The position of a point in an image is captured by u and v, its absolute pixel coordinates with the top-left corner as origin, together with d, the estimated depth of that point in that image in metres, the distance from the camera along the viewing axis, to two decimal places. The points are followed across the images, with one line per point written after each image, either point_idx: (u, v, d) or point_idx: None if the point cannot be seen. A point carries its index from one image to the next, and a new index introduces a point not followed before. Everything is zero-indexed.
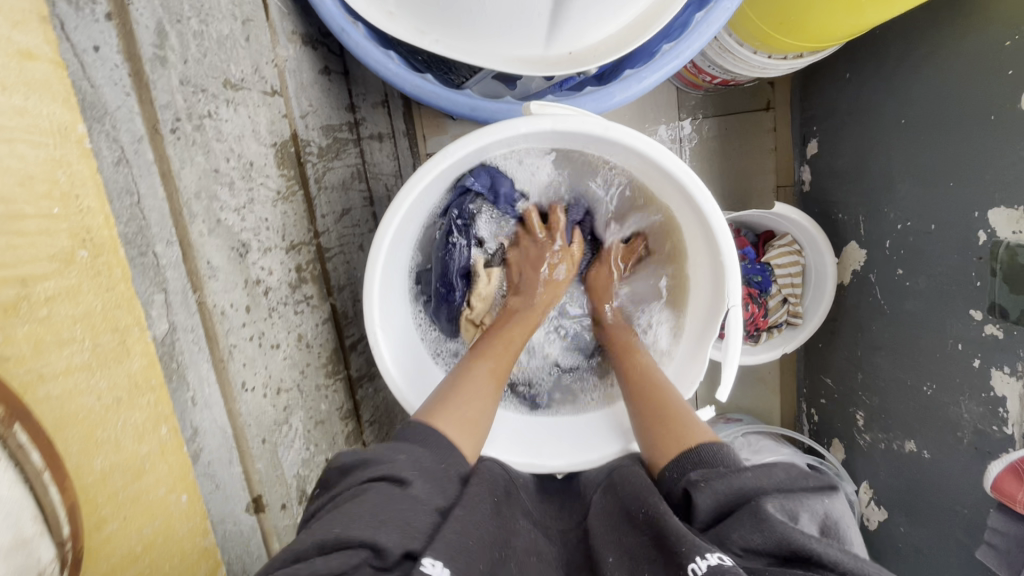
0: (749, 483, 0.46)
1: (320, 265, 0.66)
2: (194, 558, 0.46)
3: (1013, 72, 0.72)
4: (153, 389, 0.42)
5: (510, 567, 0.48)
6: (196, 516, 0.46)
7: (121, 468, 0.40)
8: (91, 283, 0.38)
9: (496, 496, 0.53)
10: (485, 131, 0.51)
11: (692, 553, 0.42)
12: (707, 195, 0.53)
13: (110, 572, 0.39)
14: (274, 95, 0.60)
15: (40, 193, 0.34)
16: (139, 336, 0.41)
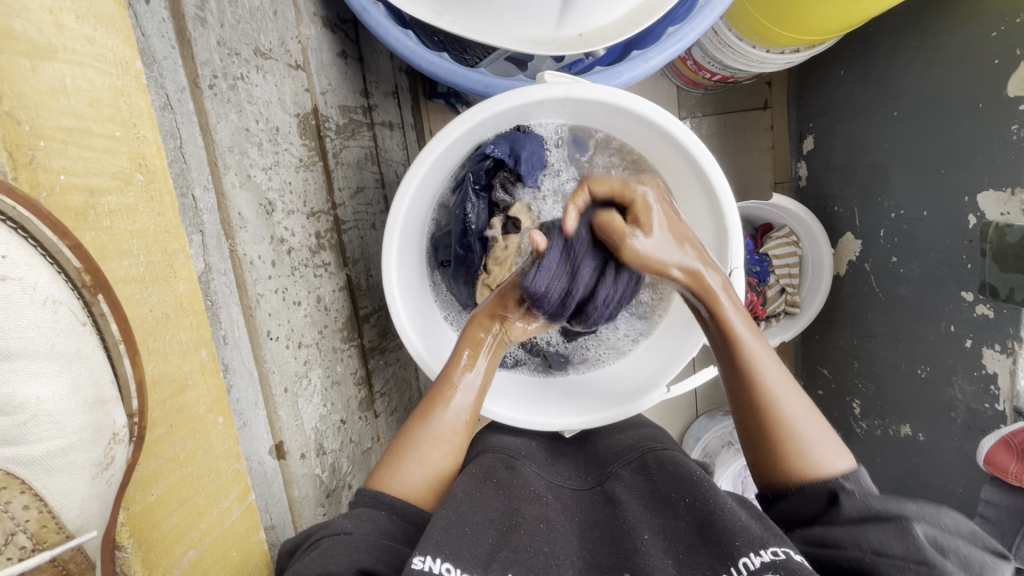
0: (904, 509, 0.46)
1: (337, 235, 0.69)
2: (228, 478, 0.49)
3: (1000, 60, 0.75)
4: (195, 309, 0.45)
5: (520, 532, 0.52)
6: (231, 440, 0.49)
7: (168, 379, 0.43)
8: (146, 206, 0.41)
9: (494, 481, 0.58)
10: (501, 98, 0.53)
11: (746, 548, 0.46)
12: (710, 162, 0.55)
13: (156, 472, 0.42)
14: (298, 69, 0.63)
15: (105, 116, 0.38)
16: (185, 262, 0.44)
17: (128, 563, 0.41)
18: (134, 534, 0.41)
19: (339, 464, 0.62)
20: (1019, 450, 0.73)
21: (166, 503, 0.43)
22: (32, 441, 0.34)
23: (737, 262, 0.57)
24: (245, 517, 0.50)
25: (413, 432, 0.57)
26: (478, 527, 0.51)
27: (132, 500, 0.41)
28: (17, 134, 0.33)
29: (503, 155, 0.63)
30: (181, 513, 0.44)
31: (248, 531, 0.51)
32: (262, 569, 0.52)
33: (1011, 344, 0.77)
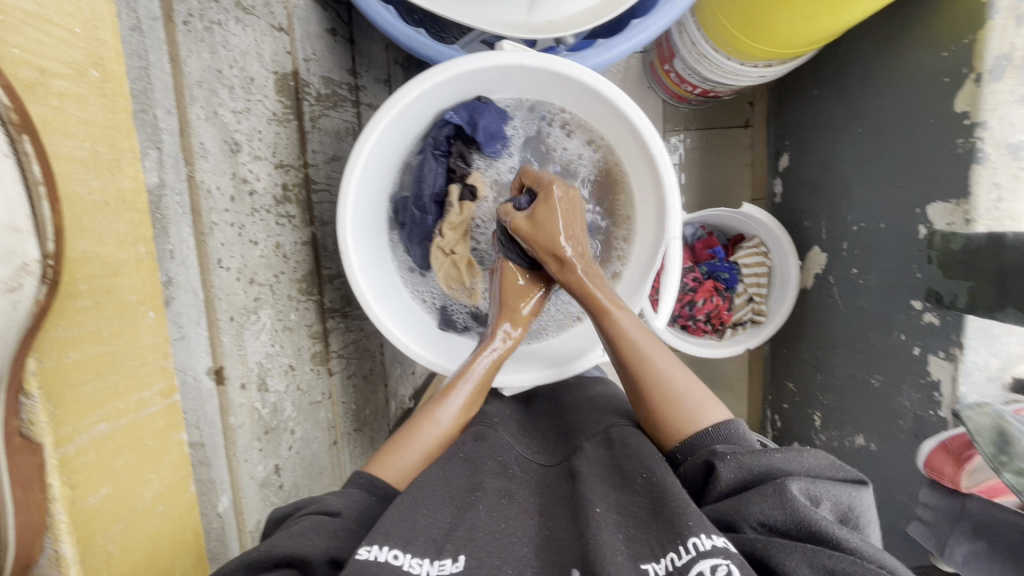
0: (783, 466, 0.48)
1: (306, 193, 0.72)
2: (153, 372, 0.49)
3: (948, 78, 0.78)
4: (137, 207, 0.47)
5: (479, 508, 0.53)
6: (160, 335, 0.49)
7: (101, 259, 0.44)
8: (98, 99, 0.43)
9: (459, 457, 0.59)
10: (461, 61, 0.57)
11: (698, 529, 0.45)
12: (654, 138, 0.59)
13: (77, 338, 0.42)
14: (282, 32, 0.67)
15: (67, 11, 0.40)
16: (131, 162, 0.46)
17: (37, 415, 0.39)
18: (46, 386, 0.40)
19: (282, 405, 0.63)
20: (956, 452, 0.75)
21: (82, 371, 0.43)
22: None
23: (675, 233, 0.60)
24: (166, 415, 0.51)
25: (419, 424, 0.61)
26: (435, 510, 0.51)
27: (45, 354, 0.39)
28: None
29: (462, 122, 0.66)
30: (97, 386, 0.44)
31: (168, 428, 0.52)
32: (181, 467, 0.53)
33: (954, 351, 0.80)
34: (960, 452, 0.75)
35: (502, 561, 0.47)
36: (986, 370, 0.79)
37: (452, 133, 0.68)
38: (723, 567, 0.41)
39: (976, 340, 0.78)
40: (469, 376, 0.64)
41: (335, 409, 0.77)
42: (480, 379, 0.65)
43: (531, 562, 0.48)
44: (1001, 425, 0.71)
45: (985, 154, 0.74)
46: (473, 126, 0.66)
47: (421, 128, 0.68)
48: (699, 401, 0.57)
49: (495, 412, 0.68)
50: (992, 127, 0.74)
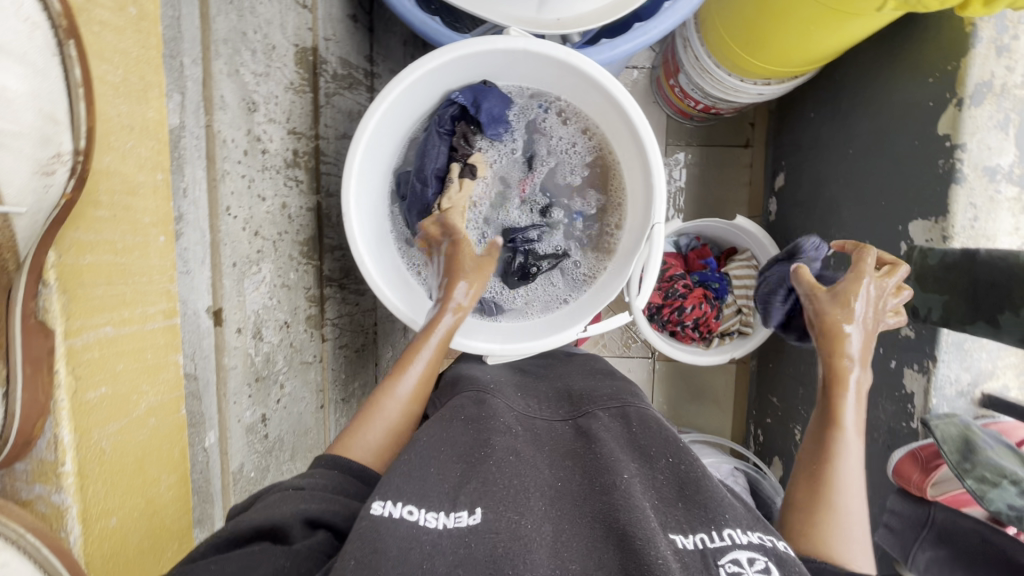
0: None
1: (315, 162, 0.75)
2: (158, 291, 0.52)
3: (933, 102, 0.82)
4: (160, 136, 0.50)
5: (490, 462, 0.55)
6: (167, 258, 0.52)
7: (120, 176, 0.48)
8: (133, 32, 0.47)
9: (461, 417, 0.62)
10: (469, 41, 0.62)
11: (733, 522, 0.49)
12: (647, 129, 0.63)
13: (93, 243, 0.46)
14: (305, 9, 0.71)
15: None
16: (157, 96, 0.49)
17: (50, 303, 0.43)
18: (60, 276, 0.44)
19: (274, 358, 0.65)
20: (924, 462, 0.76)
21: (95, 274, 0.47)
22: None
23: (659, 219, 0.64)
24: (166, 333, 0.54)
25: (378, 400, 0.61)
26: (444, 465, 0.55)
27: (64, 250, 0.44)
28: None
29: (466, 103, 0.70)
30: (106, 291, 0.48)
31: (167, 347, 0.54)
32: (174, 388, 0.55)
33: (927, 364, 0.82)
34: (928, 462, 0.76)
35: (519, 514, 0.49)
36: (957, 384, 0.81)
37: (457, 113, 0.71)
38: (763, 561, 0.46)
39: (949, 354, 0.80)
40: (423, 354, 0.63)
41: (324, 375, 0.80)
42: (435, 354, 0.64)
43: (547, 513, 0.50)
44: (966, 435, 0.73)
45: (963, 175, 0.78)
46: (477, 108, 0.70)
47: (429, 107, 0.72)
48: (862, 545, 0.54)
49: (491, 377, 0.71)
50: (971, 149, 0.78)
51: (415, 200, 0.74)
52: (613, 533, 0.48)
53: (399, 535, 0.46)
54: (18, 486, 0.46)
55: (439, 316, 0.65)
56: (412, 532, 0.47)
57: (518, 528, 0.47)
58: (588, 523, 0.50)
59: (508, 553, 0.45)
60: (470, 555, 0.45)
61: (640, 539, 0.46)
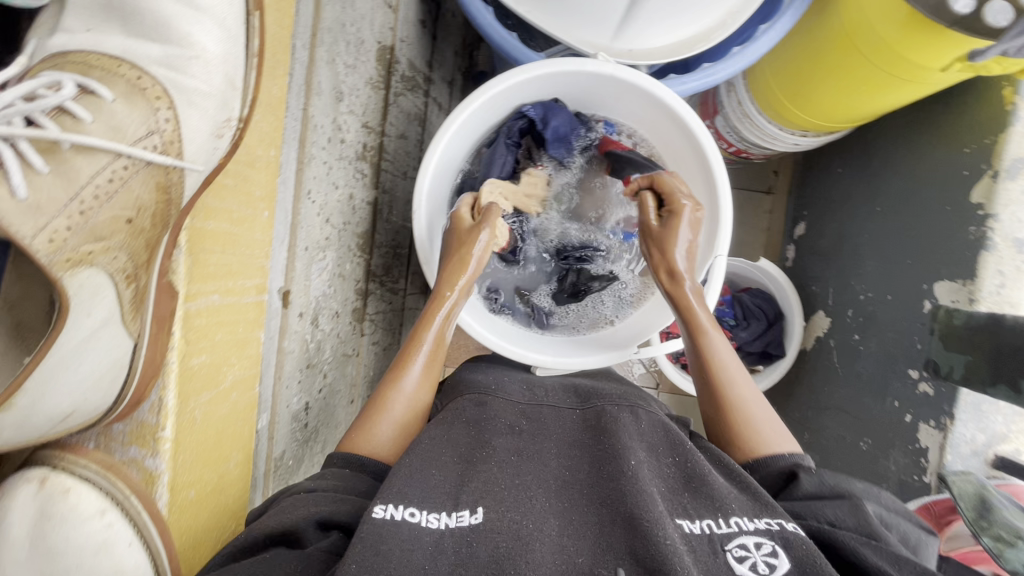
0: (847, 486, 0.54)
1: (377, 158, 0.76)
2: (255, 267, 0.54)
3: (968, 171, 0.87)
4: (278, 114, 0.53)
5: (489, 461, 0.55)
6: (269, 234, 0.55)
7: (245, 154, 0.51)
8: (273, 17, 0.50)
9: (462, 420, 0.61)
10: (556, 60, 0.66)
11: (741, 511, 0.49)
12: (719, 160, 0.68)
13: (221, 210, 0.50)
14: (390, 9, 0.73)
15: None
16: (281, 77, 0.52)
17: (179, 264, 0.48)
18: (190, 240, 0.48)
19: (324, 346, 0.65)
20: (937, 517, 0.81)
21: (213, 242, 0.50)
22: (190, 74, 0.46)
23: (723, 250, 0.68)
24: (257, 308, 0.55)
25: (384, 397, 0.60)
26: (443, 471, 0.54)
27: (195, 216, 0.49)
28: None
29: (535, 116, 0.76)
30: (221, 258, 0.50)
31: (256, 322, 0.55)
32: (255, 363, 0.56)
33: (945, 420, 0.85)
34: (941, 517, 0.80)
35: (521, 516, 0.48)
36: (972, 443, 0.84)
37: (525, 126, 0.78)
38: (770, 546, 0.46)
39: (966, 413, 0.83)
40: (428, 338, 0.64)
41: (359, 369, 0.79)
42: (434, 344, 0.65)
43: (551, 508, 0.50)
44: (982, 493, 0.74)
45: (993, 243, 0.82)
46: (545, 122, 0.76)
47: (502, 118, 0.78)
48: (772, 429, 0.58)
49: (492, 378, 0.71)
50: (1002, 220, 0.82)
51: None
52: (623, 524, 0.48)
53: (399, 536, 0.45)
54: (113, 447, 0.49)
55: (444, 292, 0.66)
56: (413, 533, 0.46)
57: (521, 530, 0.46)
58: (596, 516, 0.50)
59: (510, 554, 0.44)
60: (473, 555, 0.45)
61: (648, 522, 0.46)
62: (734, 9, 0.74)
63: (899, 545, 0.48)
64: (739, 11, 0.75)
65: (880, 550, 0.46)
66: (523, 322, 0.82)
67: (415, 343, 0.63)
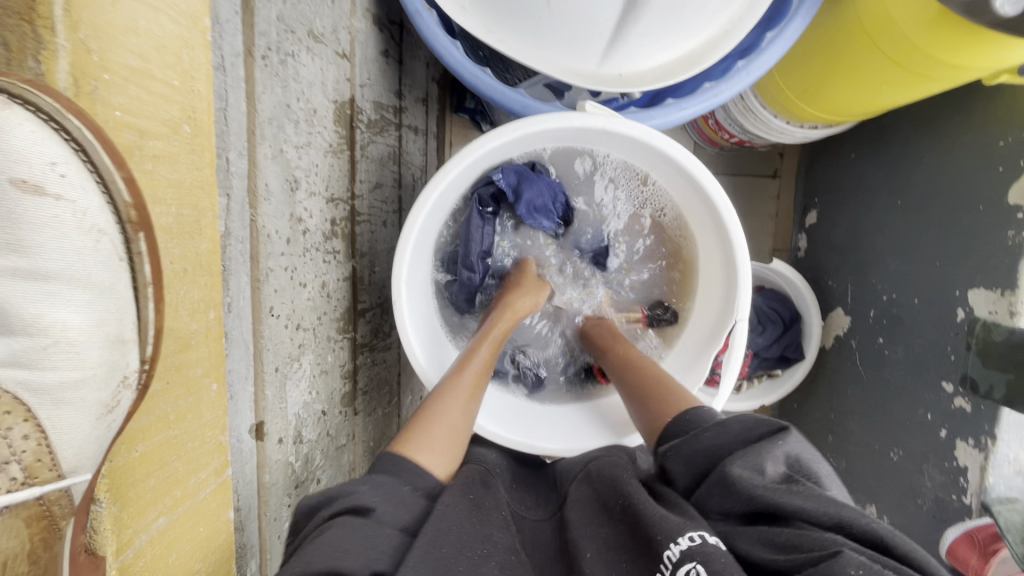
0: (707, 446, 0.50)
1: (351, 226, 0.68)
2: (209, 449, 0.48)
3: (1004, 167, 0.78)
4: (212, 270, 0.46)
5: (493, 563, 0.47)
6: (220, 409, 0.49)
7: (173, 337, 0.44)
8: (185, 157, 0.42)
9: (469, 495, 0.53)
10: (543, 118, 0.59)
11: (666, 540, 0.45)
12: (730, 211, 0.62)
13: (146, 428, 0.44)
14: (344, 58, 0.63)
15: (167, 64, 0.40)
16: (211, 221, 0.45)
17: (101, 518, 0.41)
18: (111, 488, 0.42)
19: (313, 456, 0.62)
20: (981, 546, 0.77)
21: (147, 463, 0.44)
22: (51, 367, 0.38)
23: (743, 314, 0.63)
24: (218, 492, 0.50)
25: (430, 411, 0.59)
26: (453, 554, 0.46)
27: (116, 453, 0.42)
28: (86, 63, 0.35)
29: (508, 184, 0.71)
30: (159, 476, 0.45)
31: (219, 507, 0.51)
32: (226, 549, 0.52)
33: (985, 441, 0.79)
34: (986, 545, 0.77)
35: None
36: (1014, 462, 0.78)
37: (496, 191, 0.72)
38: (693, 570, 0.42)
39: (1009, 433, 0.78)
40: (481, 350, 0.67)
41: (356, 449, 0.74)
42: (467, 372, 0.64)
43: None
44: None
45: None
46: (518, 195, 0.72)
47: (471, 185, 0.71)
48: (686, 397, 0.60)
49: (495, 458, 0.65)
50: None
51: (463, 283, 0.75)
52: None
53: None
54: None
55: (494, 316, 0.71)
56: None
57: None
58: None
59: None
60: None
61: None
62: (736, 17, 0.65)
63: (784, 499, 0.43)
64: (741, 20, 0.65)
65: (765, 537, 0.43)
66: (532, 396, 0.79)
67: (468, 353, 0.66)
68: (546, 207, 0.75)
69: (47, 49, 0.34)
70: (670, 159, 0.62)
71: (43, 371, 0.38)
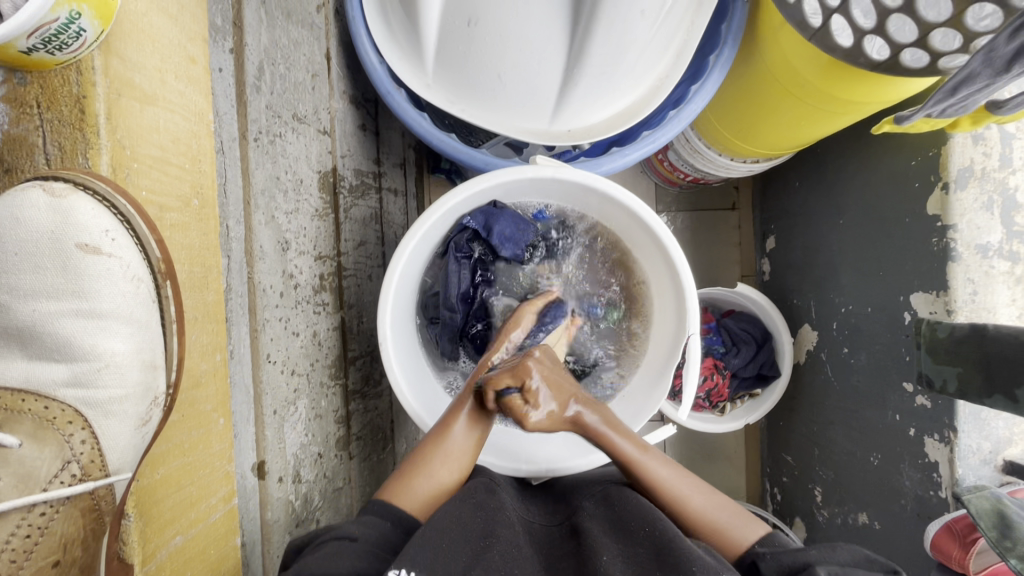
0: (808, 556, 0.53)
1: (338, 280, 0.74)
2: (219, 477, 0.53)
3: (920, 183, 0.88)
4: (217, 318, 0.52)
5: (494, 552, 0.53)
6: (228, 440, 0.54)
7: (186, 374, 0.49)
8: (196, 225, 0.50)
9: (473, 500, 0.59)
10: (501, 171, 0.67)
11: (703, 572, 0.49)
12: (670, 237, 0.69)
13: (167, 452, 0.49)
14: (325, 134, 0.72)
15: (180, 150, 0.48)
16: (217, 276, 0.52)
17: (130, 532, 0.45)
18: (138, 505, 0.46)
19: (311, 496, 0.65)
20: (960, 536, 0.79)
21: (167, 484, 0.49)
22: (102, 385, 0.45)
23: (693, 330, 0.70)
24: (226, 519, 0.54)
25: (427, 450, 0.62)
26: (454, 546, 0.52)
27: (141, 474, 0.47)
28: (121, 156, 0.43)
29: (478, 226, 0.77)
30: (177, 498, 0.49)
31: (226, 535, 0.54)
32: None
33: (948, 434, 0.85)
34: (965, 536, 0.78)
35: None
36: (979, 453, 0.84)
37: (470, 237, 0.78)
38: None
39: (967, 425, 0.83)
40: (477, 390, 0.67)
41: (353, 493, 0.77)
42: (475, 413, 0.66)
43: None
44: (1000, 509, 0.75)
45: (958, 253, 0.83)
46: (489, 230, 0.77)
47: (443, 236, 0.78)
48: (729, 519, 0.62)
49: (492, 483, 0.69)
50: (962, 230, 0.83)
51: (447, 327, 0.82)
52: None
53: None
54: None
55: (493, 354, 0.73)
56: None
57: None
58: None
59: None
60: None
61: None
62: (663, 74, 0.76)
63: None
64: (668, 76, 0.76)
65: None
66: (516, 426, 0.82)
67: (461, 400, 0.66)
68: (512, 243, 0.79)
69: (93, 148, 0.41)
70: (616, 201, 0.70)
71: (97, 389, 0.45)
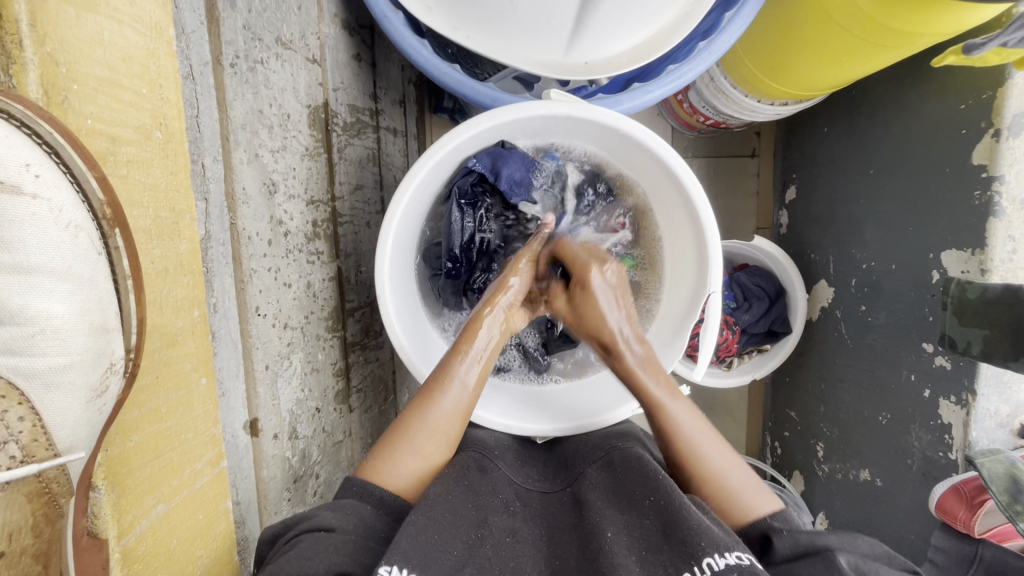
0: (830, 543, 0.51)
1: (333, 227, 0.69)
2: (204, 440, 0.52)
3: (967, 130, 0.80)
4: (192, 269, 0.48)
5: (487, 546, 0.51)
6: (211, 401, 0.52)
7: (162, 332, 0.46)
8: (159, 161, 0.44)
9: (465, 482, 0.57)
10: (512, 107, 0.60)
11: (710, 549, 0.47)
12: (698, 188, 0.64)
13: (140, 419, 0.46)
14: (315, 63, 0.65)
15: (134, 73, 0.42)
16: (189, 223, 0.48)
17: (100, 504, 0.43)
18: (110, 476, 0.44)
19: (310, 453, 0.65)
20: (968, 498, 0.78)
21: (142, 453, 0.47)
22: (39, 354, 0.38)
23: (715, 287, 0.65)
24: (213, 483, 0.54)
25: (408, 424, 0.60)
26: (448, 534, 0.50)
27: (111, 443, 0.44)
28: (55, 74, 0.37)
29: (484, 169, 0.71)
30: (155, 466, 0.48)
31: (216, 498, 0.54)
32: (226, 538, 0.56)
33: (966, 397, 0.82)
34: (972, 498, 0.78)
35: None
36: (997, 416, 0.82)
37: (475, 181, 0.72)
38: None
39: (988, 388, 0.80)
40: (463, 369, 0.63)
41: (354, 445, 0.76)
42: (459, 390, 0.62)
43: None
44: (1014, 473, 0.75)
45: (1002, 208, 0.77)
46: (497, 173, 0.70)
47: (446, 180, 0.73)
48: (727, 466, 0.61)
49: (494, 440, 0.68)
50: (1008, 182, 0.76)
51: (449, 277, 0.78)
52: None
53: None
54: None
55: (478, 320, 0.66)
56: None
57: None
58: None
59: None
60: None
61: None
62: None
63: None
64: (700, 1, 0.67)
65: None
66: (521, 379, 0.80)
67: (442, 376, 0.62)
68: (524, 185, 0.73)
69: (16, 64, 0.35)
70: (638, 143, 0.64)
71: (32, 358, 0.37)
